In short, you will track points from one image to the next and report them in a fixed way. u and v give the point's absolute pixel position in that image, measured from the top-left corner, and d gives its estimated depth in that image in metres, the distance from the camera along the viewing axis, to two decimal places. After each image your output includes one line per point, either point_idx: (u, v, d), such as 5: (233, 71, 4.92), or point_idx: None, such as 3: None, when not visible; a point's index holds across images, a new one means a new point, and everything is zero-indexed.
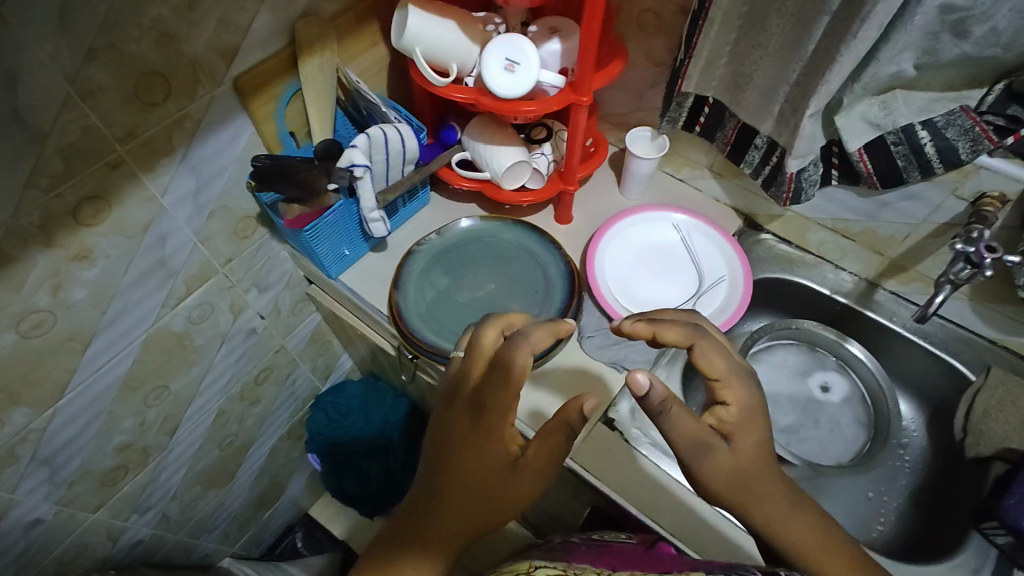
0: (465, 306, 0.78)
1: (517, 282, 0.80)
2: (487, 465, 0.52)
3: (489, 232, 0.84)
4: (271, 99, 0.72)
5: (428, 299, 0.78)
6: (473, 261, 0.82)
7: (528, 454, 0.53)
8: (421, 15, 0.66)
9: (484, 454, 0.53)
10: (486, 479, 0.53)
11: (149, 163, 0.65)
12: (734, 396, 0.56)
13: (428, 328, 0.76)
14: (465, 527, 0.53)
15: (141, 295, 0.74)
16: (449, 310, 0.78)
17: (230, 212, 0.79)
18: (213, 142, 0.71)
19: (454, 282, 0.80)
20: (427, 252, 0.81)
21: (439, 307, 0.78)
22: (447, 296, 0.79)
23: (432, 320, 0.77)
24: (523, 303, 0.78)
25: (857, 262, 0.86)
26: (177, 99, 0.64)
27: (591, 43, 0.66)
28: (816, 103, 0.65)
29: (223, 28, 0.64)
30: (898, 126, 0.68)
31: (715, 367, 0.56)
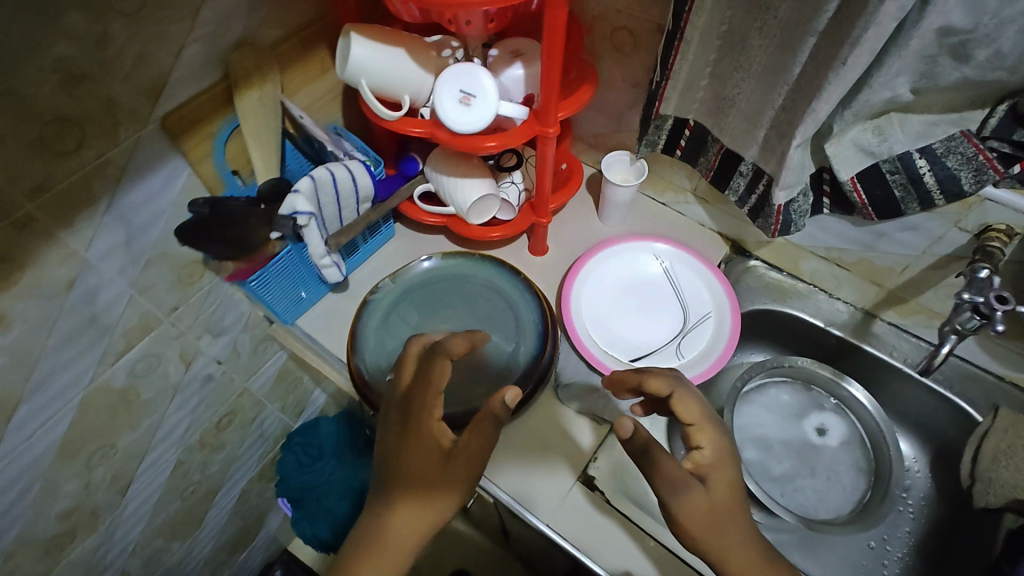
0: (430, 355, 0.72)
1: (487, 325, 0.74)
2: (421, 466, 0.53)
3: (455, 269, 0.77)
4: (207, 137, 0.66)
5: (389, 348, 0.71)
6: (438, 304, 0.75)
7: (459, 444, 0.53)
8: (365, 45, 0.60)
9: (419, 453, 0.53)
10: (427, 481, 0.53)
11: (67, 215, 0.59)
12: (708, 440, 0.53)
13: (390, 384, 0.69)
14: (409, 542, 0.53)
15: (73, 355, 0.67)
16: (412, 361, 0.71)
17: (172, 259, 0.72)
18: (143, 187, 0.64)
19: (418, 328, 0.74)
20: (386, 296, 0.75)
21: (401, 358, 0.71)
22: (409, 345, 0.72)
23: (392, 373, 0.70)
24: (492, 350, 0.72)
25: (853, 292, 0.80)
26: (95, 145, 0.57)
27: (554, 72, 0.59)
28: (805, 133, 0.59)
29: (143, 64, 0.57)
30: (894, 154, 0.62)
31: (690, 412, 0.54)
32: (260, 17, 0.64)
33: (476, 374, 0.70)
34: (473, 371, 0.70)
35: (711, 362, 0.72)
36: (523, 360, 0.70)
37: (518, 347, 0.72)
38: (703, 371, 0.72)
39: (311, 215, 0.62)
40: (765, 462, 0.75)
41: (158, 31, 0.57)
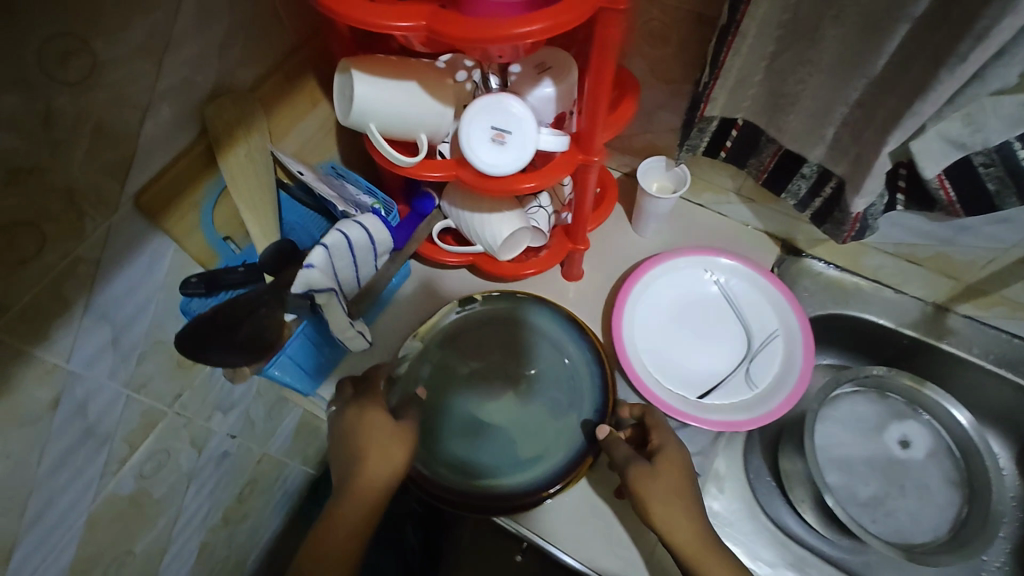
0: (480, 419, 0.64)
1: (539, 377, 0.66)
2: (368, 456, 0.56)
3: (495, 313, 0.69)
4: (192, 208, 0.55)
5: (433, 418, 0.64)
6: (475, 360, 0.67)
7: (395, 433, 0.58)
8: (371, 82, 0.49)
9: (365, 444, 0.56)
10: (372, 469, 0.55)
11: (37, 329, 0.49)
12: (660, 435, 0.60)
13: (440, 460, 0.61)
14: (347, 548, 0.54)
15: (71, 475, 0.58)
16: (461, 429, 0.64)
17: (168, 346, 0.63)
18: (124, 278, 0.54)
19: (461, 387, 0.66)
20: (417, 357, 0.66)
21: (448, 427, 0.63)
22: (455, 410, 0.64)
23: (434, 445, 0.62)
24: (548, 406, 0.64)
25: (922, 287, 0.73)
26: (59, 244, 0.47)
27: (603, 94, 0.49)
28: (900, 135, 0.51)
29: (104, 139, 0.46)
30: (990, 145, 0.53)
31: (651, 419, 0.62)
32: (234, 57, 0.54)
33: (536, 438, 0.62)
34: (531, 435, 0.63)
35: (791, 389, 0.65)
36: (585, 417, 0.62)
37: (578, 402, 0.63)
38: (782, 401, 0.65)
39: (332, 292, 0.54)
40: (848, 485, 0.69)
41: (117, 95, 0.46)
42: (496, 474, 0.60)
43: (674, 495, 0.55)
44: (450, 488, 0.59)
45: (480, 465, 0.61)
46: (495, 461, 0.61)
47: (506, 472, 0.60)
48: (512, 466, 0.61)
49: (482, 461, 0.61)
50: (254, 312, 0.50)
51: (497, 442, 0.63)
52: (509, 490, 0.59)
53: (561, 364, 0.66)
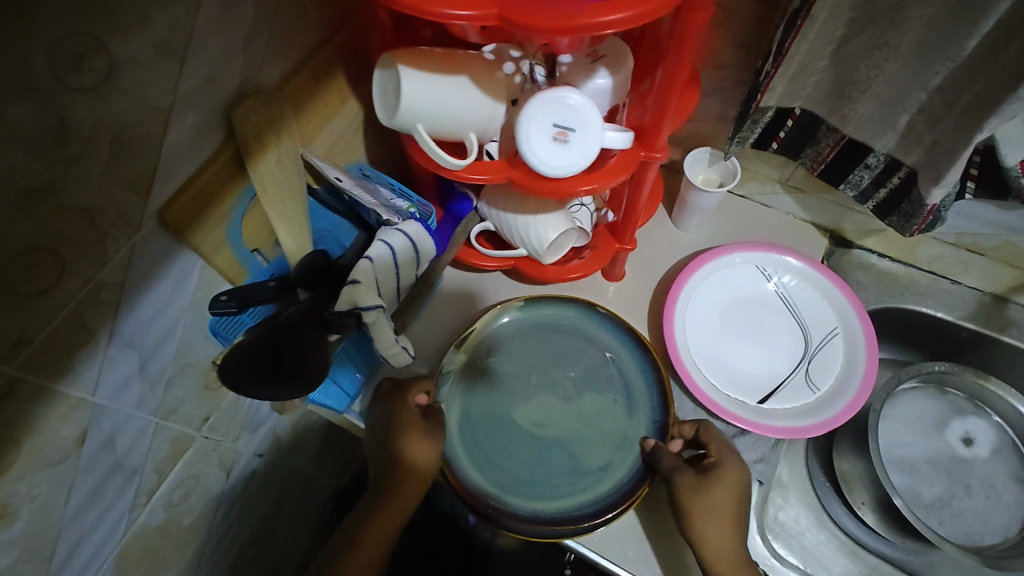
0: (532, 434, 0.59)
1: (593, 385, 0.62)
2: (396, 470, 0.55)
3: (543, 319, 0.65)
4: (220, 221, 0.51)
5: (481, 434, 0.59)
6: (525, 367, 0.63)
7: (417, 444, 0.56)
8: (419, 78, 0.45)
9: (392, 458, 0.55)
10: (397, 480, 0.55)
11: (59, 366, 0.44)
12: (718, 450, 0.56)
13: (490, 479, 0.56)
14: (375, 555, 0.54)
15: (99, 513, 0.54)
16: (511, 444, 0.59)
17: (195, 369, 0.58)
18: (150, 301, 0.49)
19: (510, 399, 0.61)
20: (464, 366, 0.62)
21: (498, 442, 0.59)
22: (505, 423, 0.60)
23: (482, 455, 0.58)
24: (605, 418, 0.60)
25: (981, 277, 0.70)
26: (80, 271, 0.42)
27: (676, 85, 0.46)
28: (994, 125, 0.47)
29: (124, 154, 0.41)
30: None
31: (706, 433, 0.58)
32: (259, 53, 0.48)
33: (593, 454, 0.58)
34: (590, 450, 0.58)
35: (858, 390, 0.61)
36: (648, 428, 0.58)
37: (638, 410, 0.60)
38: (849, 403, 0.61)
39: (381, 308, 0.49)
40: (912, 487, 0.67)
41: (136, 104, 0.41)
42: (552, 494, 0.56)
43: (717, 512, 0.52)
44: (504, 509, 0.54)
45: (535, 484, 0.56)
46: (551, 478, 0.57)
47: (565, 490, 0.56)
48: (571, 484, 0.56)
49: (534, 478, 0.57)
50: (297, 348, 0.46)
51: (552, 457, 0.58)
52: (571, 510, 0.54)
53: (614, 370, 0.62)
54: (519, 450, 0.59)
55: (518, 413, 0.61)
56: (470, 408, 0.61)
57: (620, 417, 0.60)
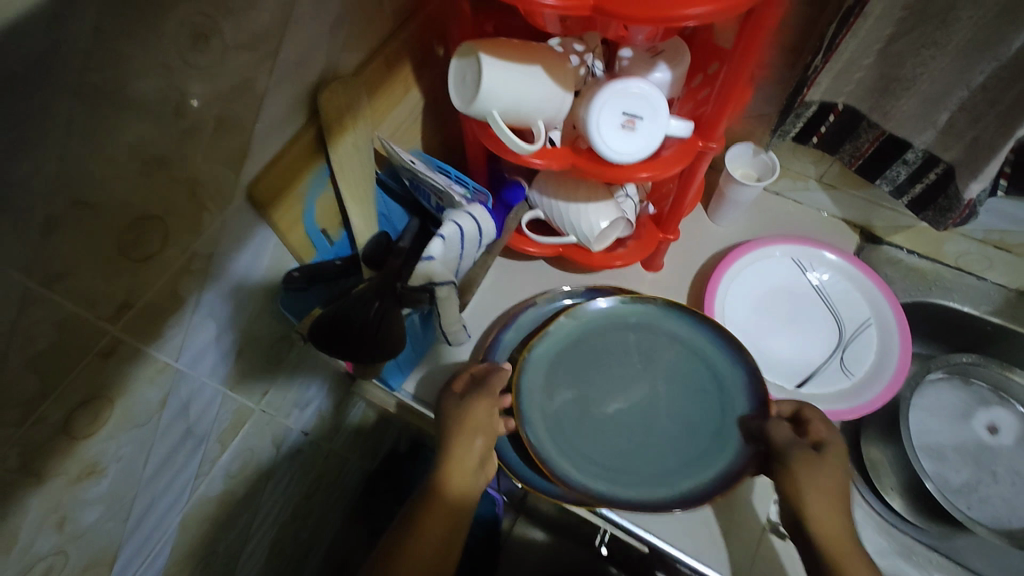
0: (618, 424, 0.60)
1: (676, 377, 0.62)
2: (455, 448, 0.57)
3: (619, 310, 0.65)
4: (298, 199, 0.53)
5: (570, 429, 0.59)
6: (610, 355, 0.63)
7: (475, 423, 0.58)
8: (498, 66, 0.48)
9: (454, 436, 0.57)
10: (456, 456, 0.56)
11: (153, 330, 0.46)
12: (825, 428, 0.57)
13: (576, 462, 0.57)
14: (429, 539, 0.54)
15: (170, 477, 0.56)
16: (601, 441, 0.59)
17: (261, 343, 0.60)
18: (228, 275, 0.52)
19: (592, 397, 0.61)
20: (551, 348, 0.63)
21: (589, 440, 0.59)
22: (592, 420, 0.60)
23: (566, 441, 0.59)
24: (695, 410, 0.60)
25: (1006, 273, 0.73)
26: (178, 240, 0.45)
27: (739, 79, 0.48)
28: None
29: (226, 129, 0.44)
30: None
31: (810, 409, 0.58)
32: (342, 40, 0.51)
33: (683, 445, 0.58)
34: (679, 441, 0.58)
35: (893, 375, 0.64)
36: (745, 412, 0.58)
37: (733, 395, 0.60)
38: (885, 389, 0.64)
39: (452, 283, 0.52)
40: (941, 473, 0.70)
41: (240, 83, 0.43)
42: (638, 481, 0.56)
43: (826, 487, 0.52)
44: (596, 495, 0.55)
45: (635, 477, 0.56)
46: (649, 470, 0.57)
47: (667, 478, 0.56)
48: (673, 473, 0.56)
49: (619, 465, 0.57)
50: (379, 317, 0.49)
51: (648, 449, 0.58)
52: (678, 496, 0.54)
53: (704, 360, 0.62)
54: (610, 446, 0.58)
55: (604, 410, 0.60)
56: (553, 405, 0.60)
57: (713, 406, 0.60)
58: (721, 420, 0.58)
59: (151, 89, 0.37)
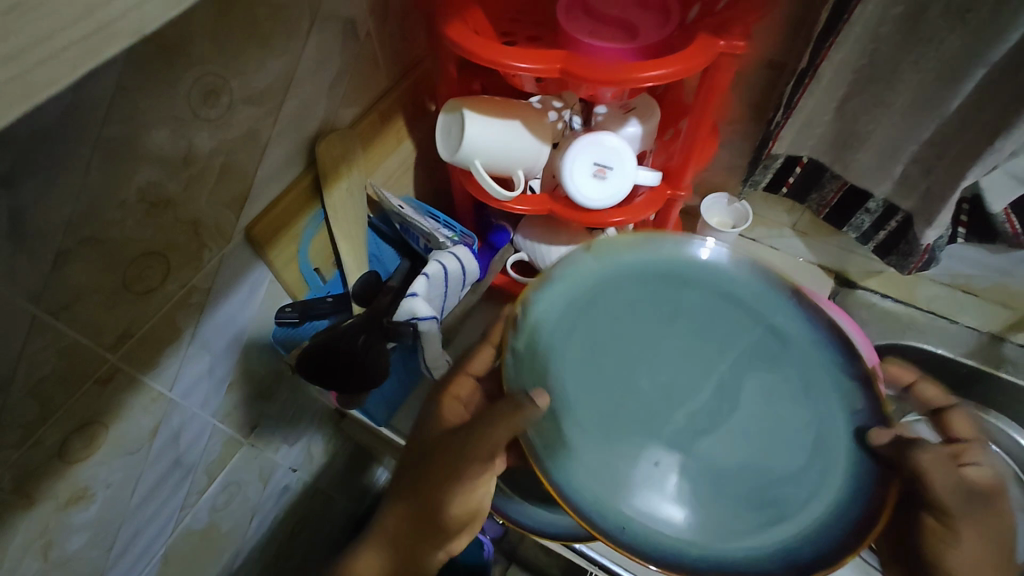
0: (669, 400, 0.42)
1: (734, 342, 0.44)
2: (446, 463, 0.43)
3: (642, 262, 0.46)
4: (293, 240, 0.57)
5: (597, 412, 0.41)
6: (631, 317, 0.45)
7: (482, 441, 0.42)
8: (481, 120, 0.52)
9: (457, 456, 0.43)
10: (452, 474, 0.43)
11: (150, 360, 0.49)
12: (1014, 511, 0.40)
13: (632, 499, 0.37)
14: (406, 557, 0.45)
15: (156, 507, 0.58)
16: (627, 444, 0.40)
17: (253, 376, 0.63)
18: (225, 309, 0.55)
19: (610, 376, 0.43)
20: (543, 323, 0.43)
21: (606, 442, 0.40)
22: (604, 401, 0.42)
23: (607, 438, 0.40)
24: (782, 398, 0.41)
25: (977, 317, 0.75)
26: (179, 276, 0.48)
27: (700, 134, 0.53)
28: (977, 173, 0.54)
29: (228, 175, 0.48)
30: None
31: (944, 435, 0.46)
32: (340, 96, 0.56)
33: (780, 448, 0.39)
34: (775, 446, 0.39)
35: None
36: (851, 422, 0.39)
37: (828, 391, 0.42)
38: None
39: (434, 320, 0.54)
40: None
41: (243, 133, 0.48)
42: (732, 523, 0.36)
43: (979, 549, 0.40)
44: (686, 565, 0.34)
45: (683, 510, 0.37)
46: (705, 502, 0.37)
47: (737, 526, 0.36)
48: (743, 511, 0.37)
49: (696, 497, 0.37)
50: (366, 348, 0.52)
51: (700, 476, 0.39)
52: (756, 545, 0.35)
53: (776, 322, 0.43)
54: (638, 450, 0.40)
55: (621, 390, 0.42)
56: (554, 390, 0.42)
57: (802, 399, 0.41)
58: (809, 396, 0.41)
59: (161, 139, 0.41)
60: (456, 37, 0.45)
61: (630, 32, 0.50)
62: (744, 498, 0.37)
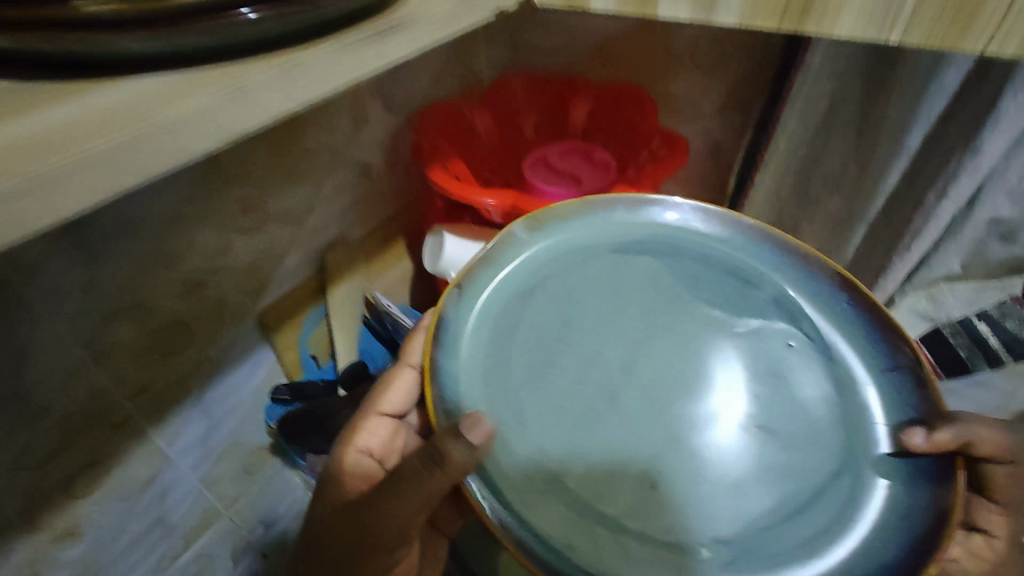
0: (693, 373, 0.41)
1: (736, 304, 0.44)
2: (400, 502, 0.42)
3: (585, 236, 0.47)
4: (296, 327, 0.68)
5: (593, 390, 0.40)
6: (617, 292, 0.45)
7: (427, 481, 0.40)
8: (456, 240, 0.66)
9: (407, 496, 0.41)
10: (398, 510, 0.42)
11: (160, 415, 0.58)
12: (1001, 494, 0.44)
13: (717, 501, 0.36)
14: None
15: (131, 562, 0.62)
16: (628, 418, 0.39)
17: (242, 449, 0.70)
18: (230, 380, 0.65)
19: (604, 348, 0.42)
20: (487, 325, 0.42)
21: (576, 433, 0.38)
22: (588, 373, 0.41)
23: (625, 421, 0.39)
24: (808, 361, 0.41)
25: None
26: (198, 344, 0.59)
27: None
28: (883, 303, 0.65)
29: (253, 269, 0.61)
30: (953, 317, 0.59)
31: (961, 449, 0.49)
32: (352, 218, 0.71)
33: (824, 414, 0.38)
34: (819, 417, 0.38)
35: None
36: (860, 365, 0.40)
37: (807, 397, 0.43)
38: None
39: None
40: None
41: (270, 238, 0.62)
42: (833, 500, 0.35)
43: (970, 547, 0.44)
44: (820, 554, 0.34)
45: (751, 509, 0.35)
46: (778, 498, 0.36)
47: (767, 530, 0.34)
48: (796, 503, 0.36)
49: (783, 478, 0.36)
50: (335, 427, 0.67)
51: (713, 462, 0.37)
52: (852, 530, 0.34)
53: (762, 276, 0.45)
54: (644, 427, 0.39)
55: (609, 360, 0.42)
56: (526, 370, 0.41)
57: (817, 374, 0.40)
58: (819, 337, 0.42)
59: (205, 237, 0.55)
60: (435, 176, 0.61)
61: (575, 180, 0.65)
62: (827, 483, 0.36)
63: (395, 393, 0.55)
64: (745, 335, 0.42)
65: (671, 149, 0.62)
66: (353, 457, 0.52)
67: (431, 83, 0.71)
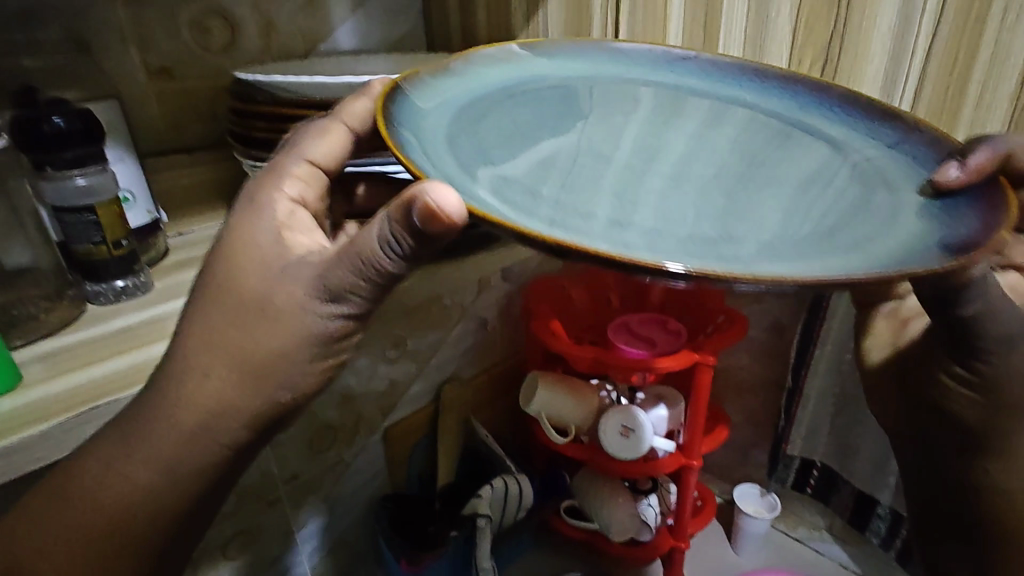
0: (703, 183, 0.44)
1: (734, 139, 0.49)
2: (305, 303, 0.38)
3: (503, 72, 0.49)
4: (408, 445, 0.83)
5: (575, 172, 0.43)
6: (559, 110, 0.48)
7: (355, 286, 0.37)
8: (547, 386, 0.79)
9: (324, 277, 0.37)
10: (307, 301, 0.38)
11: (300, 500, 0.73)
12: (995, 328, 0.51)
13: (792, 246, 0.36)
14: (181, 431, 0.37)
15: None
16: (632, 199, 0.41)
17: (347, 550, 0.81)
18: (353, 481, 0.78)
19: (566, 146, 0.45)
20: (438, 108, 0.42)
21: (564, 195, 0.39)
22: (568, 159, 0.44)
23: (612, 184, 0.43)
24: (794, 165, 0.45)
25: None
26: (338, 447, 0.75)
27: (701, 414, 0.75)
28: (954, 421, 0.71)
29: (389, 392, 0.79)
30: None
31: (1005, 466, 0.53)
32: (467, 360, 0.87)
33: (832, 190, 0.42)
34: (811, 193, 0.42)
35: None
36: (832, 139, 0.48)
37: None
38: None
39: (486, 518, 0.72)
40: None
41: (406, 367, 0.80)
42: (891, 228, 0.36)
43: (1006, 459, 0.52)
44: (931, 229, 0.35)
45: (834, 241, 0.36)
46: (829, 236, 0.37)
47: (814, 245, 0.36)
48: (893, 235, 0.35)
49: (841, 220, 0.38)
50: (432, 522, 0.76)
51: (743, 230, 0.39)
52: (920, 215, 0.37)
53: (727, 116, 0.51)
54: (649, 201, 0.41)
55: (583, 155, 0.45)
56: (494, 138, 0.43)
57: (844, 182, 0.43)
58: (784, 153, 0.47)
59: (362, 362, 0.74)
60: (536, 328, 0.78)
61: (651, 344, 0.76)
62: (878, 212, 0.39)
63: (313, 142, 0.45)
64: (750, 158, 0.47)
65: (733, 324, 0.74)
66: (285, 205, 0.41)
67: (542, 260, 0.92)
